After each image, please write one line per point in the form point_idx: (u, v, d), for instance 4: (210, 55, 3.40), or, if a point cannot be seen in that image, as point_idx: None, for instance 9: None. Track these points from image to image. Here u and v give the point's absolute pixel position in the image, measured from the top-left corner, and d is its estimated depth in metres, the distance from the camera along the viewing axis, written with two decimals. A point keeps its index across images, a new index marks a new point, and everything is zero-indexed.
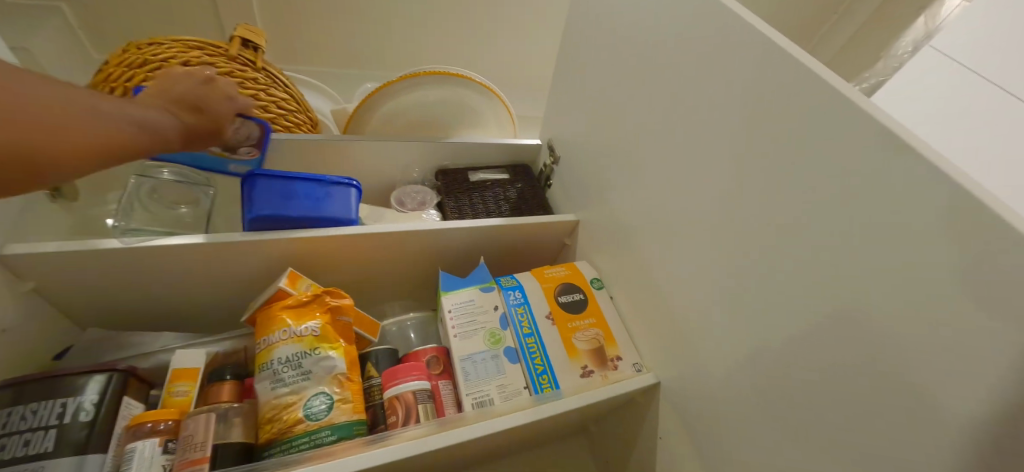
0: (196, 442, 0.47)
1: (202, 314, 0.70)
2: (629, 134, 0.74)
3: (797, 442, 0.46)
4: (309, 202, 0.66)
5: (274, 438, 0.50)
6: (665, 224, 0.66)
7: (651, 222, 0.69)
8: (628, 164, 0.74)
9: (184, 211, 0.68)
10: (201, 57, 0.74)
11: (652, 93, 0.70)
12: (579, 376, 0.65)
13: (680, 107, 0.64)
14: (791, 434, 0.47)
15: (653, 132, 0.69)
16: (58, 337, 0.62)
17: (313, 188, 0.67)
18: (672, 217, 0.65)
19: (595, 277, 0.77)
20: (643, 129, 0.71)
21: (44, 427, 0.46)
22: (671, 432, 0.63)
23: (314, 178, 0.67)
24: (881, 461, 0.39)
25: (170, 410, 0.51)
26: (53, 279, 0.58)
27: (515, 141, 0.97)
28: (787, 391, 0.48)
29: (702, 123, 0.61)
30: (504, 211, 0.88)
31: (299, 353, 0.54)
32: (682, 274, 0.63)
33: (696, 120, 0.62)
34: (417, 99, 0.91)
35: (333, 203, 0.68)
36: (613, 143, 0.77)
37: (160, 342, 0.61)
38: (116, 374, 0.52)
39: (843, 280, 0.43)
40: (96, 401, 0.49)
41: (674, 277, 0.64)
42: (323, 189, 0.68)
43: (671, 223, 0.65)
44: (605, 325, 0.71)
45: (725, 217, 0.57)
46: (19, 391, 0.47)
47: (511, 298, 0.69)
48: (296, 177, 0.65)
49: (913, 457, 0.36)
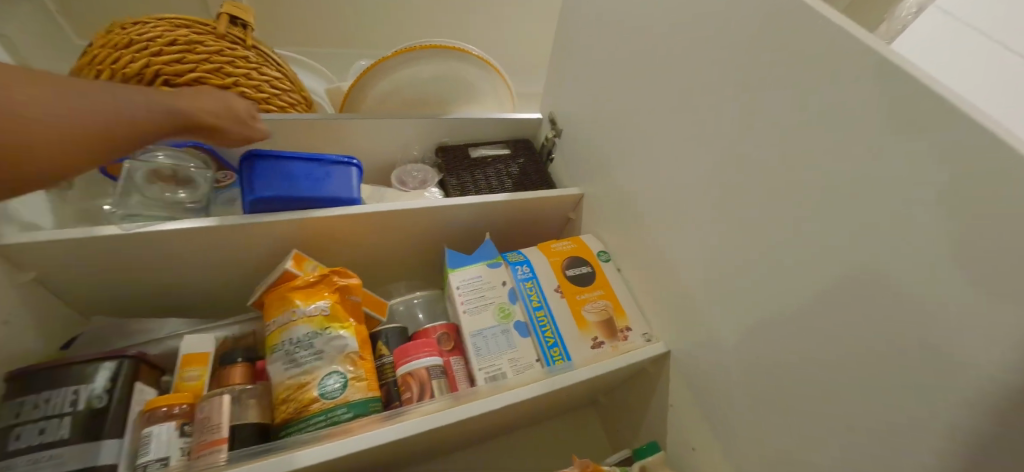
0: (213, 424, 0.48)
1: (208, 300, 0.70)
2: (632, 103, 0.72)
3: (809, 403, 0.47)
4: (313, 182, 0.65)
5: (290, 418, 0.50)
6: (672, 193, 0.65)
7: (657, 192, 0.68)
8: (631, 134, 0.73)
9: (184, 195, 0.66)
10: (188, 35, 0.71)
11: (654, 60, 0.67)
12: (590, 347, 0.65)
13: (683, 73, 0.62)
14: (802, 395, 0.47)
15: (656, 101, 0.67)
16: (64, 327, 0.61)
17: (312, 168, 0.65)
18: (678, 186, 0.64)
19: (602, 250, 0.77)
20: (645, 98, 0.69)
21: (59, 415, 0.45)
22: (682, 399, 0.64)
23: (313, 158, 0.65)
24: (895, 419, 0.39)
25: (184, 394, 0.51)
26: (54, 268, 0.57)
27: (515, 116, 0.95)
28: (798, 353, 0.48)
29: (707, 88, 0.59)
30: (506, 187, 0.87)
31: (310, 333, 0.54)
32: (688, 244, 0.62)
33: (703, 83, 0.60)
34: (413, 75, 0.88)
35: (333, 182, 0.67)
36: (617, 113, 0.76)
37: (168, 328, 0.61)
38: (126, 360, 0.51)
39: (856, 240, 0.42)
40: (108, 388, 0.49)
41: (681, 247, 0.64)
42: (324, 168, 0.67)
43: (676, 193, 0.64)
44: (614, 297, 0.71)
45: (733, 182, 0.56)
46: (30, 381, 0.47)
47: (519, 272, 0.69)
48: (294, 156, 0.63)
49: (929, 412, 0.36)
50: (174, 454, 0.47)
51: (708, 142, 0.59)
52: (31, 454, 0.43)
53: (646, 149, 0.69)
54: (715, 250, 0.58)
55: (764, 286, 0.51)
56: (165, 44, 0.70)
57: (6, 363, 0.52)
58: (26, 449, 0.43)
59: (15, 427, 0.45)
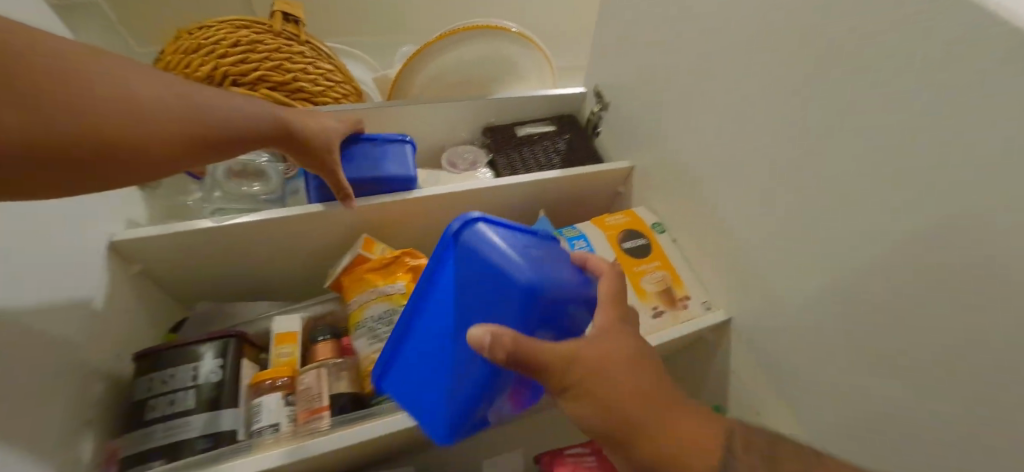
0: (314, 393, 0.53)
1: (288, 285, 0.75)
2: (681, 70, 0.70)
3: (879, 364, 0.46)
4: (372, 161, 0.67)
5: (379, 387, 0.55)
6: (726, 160, 0.64)
7: (711, 160, 0.67)
8: (680, 102, 0.72)
9: (260, 188, 0.71)
10: (249, 36, 0.75)
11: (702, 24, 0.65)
12: (651, 315, 0.66)
13: (726, 32, 0.60)
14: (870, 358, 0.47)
15: (702, 65, 0.65)
16: (170, 313, 0.68)
17: (369, 148, 0.68)
18: (733, 152, 0.63)
19: (656, 222, 0.77)
20: (695, 64, 0.68)
21: (183, 388, 0.51)
22: (745, 365, 0.65)
23: (369, 139, 0.68)
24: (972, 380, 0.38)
25: (284, 368, 0.57)
26: (157, 261, 0.63)
27: (559, 92, 0.94)
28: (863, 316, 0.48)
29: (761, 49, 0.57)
30: (555, 163, 0.88)
31: (389, 311, 0.58)
32: (747, 211, 0.62)
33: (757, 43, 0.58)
34: (457, 57, 0.89)
35: (390, 161, 0.68)
36: (664, 82, 0.74)
37: (258, 311, 0.67)
38: (231, 339, 0.57)
39: None
40: (220, 364, 0.54)
41: (739, 215, 0.63)
42: (380, 147, 0.69)
43: (732, 159, 0.63)
44: (671, 267, 0.72)
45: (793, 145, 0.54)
46: (156, 359, 0.53)
47: (576, 246, 0.71)
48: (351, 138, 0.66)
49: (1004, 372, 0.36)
50: (283, 421, 0.52)
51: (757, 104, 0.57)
52: (166, 422, 0.49)
53: (695, 116, 0.68)
54: (777, 216, 0.57)
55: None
56: (229, 46, 0.73)
57: (129, 346, 0.59)
58: (161, 417, 0.50)
59: (149, 399, 0.51)
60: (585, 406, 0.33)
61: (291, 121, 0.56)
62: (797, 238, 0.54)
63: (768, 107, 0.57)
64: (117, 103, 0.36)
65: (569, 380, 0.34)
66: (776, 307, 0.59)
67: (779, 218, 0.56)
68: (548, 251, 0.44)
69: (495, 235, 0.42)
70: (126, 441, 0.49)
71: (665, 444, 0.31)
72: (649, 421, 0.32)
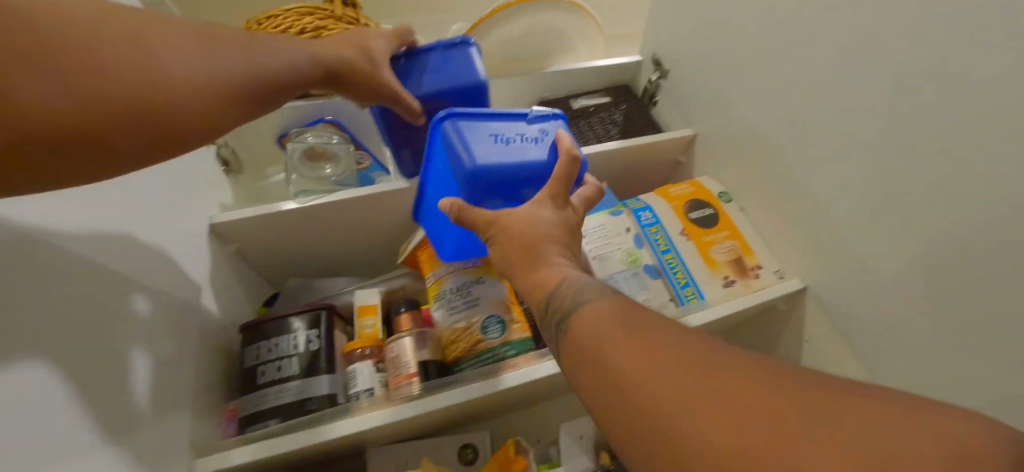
0: (404, 361, 0.57)
1: (362, 262, 0.80)
2: (753, 32, 0.67)
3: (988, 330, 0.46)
4: (434, 73, 0.58)
5: (462, 355, 0.58)
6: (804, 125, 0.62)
7: (786, 126, 0.65)
8: (750, 67, 0.69)
9: (331, 170, 0.74)
10: (313, 22, 0.77)
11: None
12: (721, 286, 0.66)
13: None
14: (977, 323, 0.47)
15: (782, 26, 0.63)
16: (261, 290, 0.74)
17: (429, 60, 0.59)
18: (813, 115, 0.60)
19: (722, 191, 0.76)
20: (768, 24, 0.65)
21: (287, 355, 0.56)
22: (823, 333, 0.65)
23: (426, 49, 0.59)
24: None
25: (371, 338, 0.60)
26: (250, 242, 0.68)
27: (614, 61, 0.92)
28: (968, 282, 0.47)
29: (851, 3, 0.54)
30: (613, 135, 0.87)
31: (466, 283, 0.60)
32: (828, 177, 0.60)
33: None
34: (510, 31, 0.89)
35: (454, 67, 0.58)
36: (733, 45, 0.71)
37: (338, 287, 0.71)
38: (324, 311, 0.61)
39: None
40: (316, 334, 0.58)
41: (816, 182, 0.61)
42: (441, 58, 0.59)
43: (812, 124, 0.61)
44: (741, 237, 0.71)
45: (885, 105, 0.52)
46: (261, 329, 0.58)
47: (642, 218, 0.71)
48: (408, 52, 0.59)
49: None
50: (377, 386, 0.57)
51: (848, 65, 0.55)
52: (276, 385, 0.54)
53: (770, 82, 0.66)
54: (861, 181, 0.56)
55: (926, 214, 0.49)
56: (296, 33, 0.76)
57: (233, 320, 0.64)
58: (272, 382, 0.54)
59: (259, 365, 0.56)
60: (496, 248, 0.42)
61: (326, 56, 0.47)
62: (890, 203, 0.52)
63: (856, 66, 0.54)
64: (123, 59, 0.30)
65: (489, 234, 0.43)
66: (862, 276, 0.58)
67: (869, 183, 0.54)
68: (529, 137, 0.50)
69: (472, 128, 0.49)
70: (242, 402, 0.55)
71: (543, 275, 0.39)
72: (533, 263, 0.40)
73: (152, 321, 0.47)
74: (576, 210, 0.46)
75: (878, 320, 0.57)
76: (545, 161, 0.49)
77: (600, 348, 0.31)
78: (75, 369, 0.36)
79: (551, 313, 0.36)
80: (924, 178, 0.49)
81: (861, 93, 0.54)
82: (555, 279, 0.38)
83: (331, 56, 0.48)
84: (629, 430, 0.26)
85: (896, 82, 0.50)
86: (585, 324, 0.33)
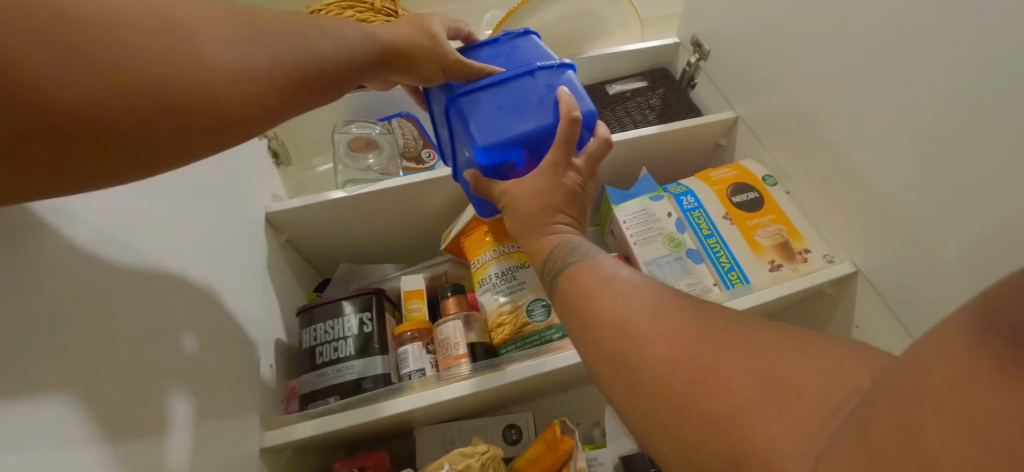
0: (452, 343, 0.58)
1: (405, 249, 0.82)
2: (800, 8, 0.65)
3: None
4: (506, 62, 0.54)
5: (509, 338, 0.59)
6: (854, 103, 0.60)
7: (835, 105, 0.62)
8: (795, 46, 0.67)
9: (374, 160, 0.76)
10: (354, 16, 0.79)
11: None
12: (768, 270, 0.65)
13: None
14: None
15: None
16: (312, 277, 0.77)
17: (495, 50, 0.55)
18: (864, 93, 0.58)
19: (767, 174, 0.74)
20: (814, 0, 0.63)
21: (343, 337, 0.59)
22: (875, 318, 0.63)
23: (490, 41, 0.56)
24: None
25: (420, 321, 0.63)
26: (301, 231, 0.71)
27: (651, 44, 0.91)
28: None
29: None
30: (651, 120, 0.86)
31: (511, 268, 0.62)
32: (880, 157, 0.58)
33: None
34: (545, 18, 0.88)
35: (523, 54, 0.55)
36: (778, 22, 0.69)
37: (384, 272, 0.74)
38: (374, 296, 0.63)
39: None
40: (369, 317, 0.61)
41: (865, 164, 0.60)
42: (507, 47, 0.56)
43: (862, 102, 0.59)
44: (786, 220, 0.69)
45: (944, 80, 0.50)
46: (317, 312, 0.61)
47: (684, 203, 0.70)
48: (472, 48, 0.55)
49: None
50: (428, 366, 0.59)
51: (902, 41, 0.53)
52: (333, 365, 0.57)
53: (816, 62, 0.64)
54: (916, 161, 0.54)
55: (988, 194, 0.47)
56: None
57: (290, 305, 0.68)
58: (329, 362, 0.57)
59: (317, 346, 0.59)
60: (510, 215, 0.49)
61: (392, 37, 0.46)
62: (948, 183, 0.50)
63: (913, 40, 0.52)
64: (156, 45, 0.27)
65: (503, 203, 0.49)
66: (916, 259, 0.56)
67: (924, 162, 0.52)
68: (536, 94, 0.49)
69: (474, 105, 0.48)
70: (302, 380, 0.58)
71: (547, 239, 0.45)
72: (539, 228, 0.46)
73: (219, 308, 0.51)
74: (578, 169, 0.48)
75: (934, 306, 0.55)
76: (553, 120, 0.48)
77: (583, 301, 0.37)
78: (149, 351, 0.39)
79: (550, 269, 0.43)
80: (985, 156, 0.47)
81: (917, 70, 0.52)
82: (555, 242, 0.44)
83: (396, 38, 0.47)
84: (614, 363, 0.31)
85: (954, 59, 0.48)
86: (574, 280, 0.39)
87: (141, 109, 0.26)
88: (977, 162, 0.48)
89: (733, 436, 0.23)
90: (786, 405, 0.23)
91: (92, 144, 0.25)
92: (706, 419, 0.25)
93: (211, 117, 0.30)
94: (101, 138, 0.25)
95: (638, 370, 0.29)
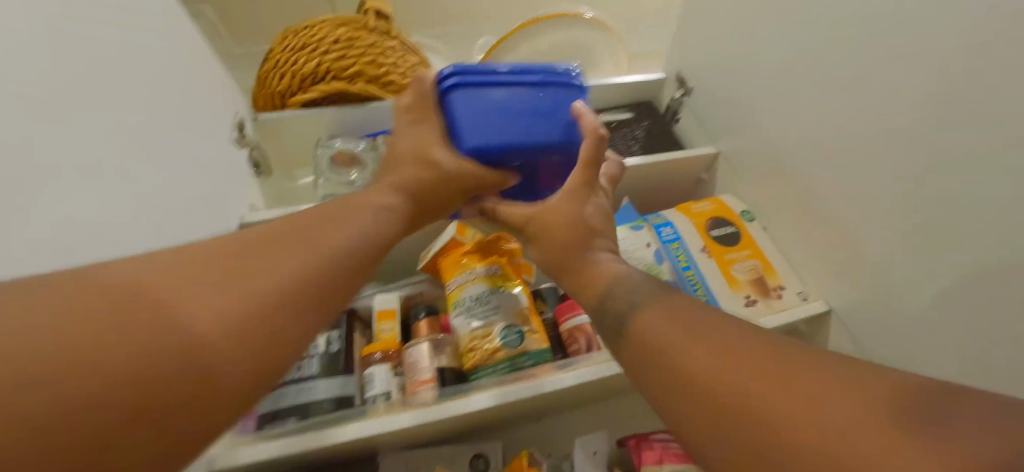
0: (421, 366, 0.57)
1: (383, 266, 0.81)
2: (782, 53, 0.67)
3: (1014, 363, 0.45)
4: (536, 108, 0.48)
5: (478, 364, 0.57)
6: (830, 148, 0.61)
7: (812, 148, 0.64)
8: (777, 88, 0.69)
9: (357, 176, 0.75)
10: (347, 33, 0.80)
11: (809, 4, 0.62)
12: (743, 305, 0.65)
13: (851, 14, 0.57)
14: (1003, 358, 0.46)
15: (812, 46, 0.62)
16: None
17: (525, 85, 0.49)
18: (839, 139, 0.60)
19: (745, 210, 0.75)
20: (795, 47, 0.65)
21: (308, 355, 0.57)
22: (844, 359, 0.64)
23: (524, 70, 0.49)
24: None
25: (390, 342, 0.61)
26: None
27: (638, 78, 0.93)
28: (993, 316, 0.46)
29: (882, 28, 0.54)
30: (635, 151, 0.87)
31: (486, 291, 0.61)
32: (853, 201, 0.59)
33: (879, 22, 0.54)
34: (536, 47, 0.90)
35: (553, 103, 0.49)
36: (761, 66, 0.71)
37: (358, 290, 0.72)
38: (346, 313, 0.62)
39: None
40: (337, 335, 0.59)
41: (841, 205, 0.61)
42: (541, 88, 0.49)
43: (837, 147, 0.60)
44: (762, 256, 0.70)
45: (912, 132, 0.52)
46: None
47: (663, 234, 0.71)
48: (503, 71, 0.48)
49: None
50: (394, 390, 0.57)
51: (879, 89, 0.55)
52: (294, 384, 0.55)
53: (797, 104, 0.66)
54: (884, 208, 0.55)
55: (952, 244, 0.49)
56: (331, 43, 0.79)
57: None
58: (290, 381, 0.55)
59: None
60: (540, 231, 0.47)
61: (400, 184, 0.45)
62: (916, 229, 0.52)
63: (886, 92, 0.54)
64: (127, 325, 0.21)
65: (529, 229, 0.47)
66: (887, 300, 0.57)
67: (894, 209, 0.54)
68: (534, 114, 0.48)
69: (483, 92, 0.47)
70: (261, 400, 0.55)
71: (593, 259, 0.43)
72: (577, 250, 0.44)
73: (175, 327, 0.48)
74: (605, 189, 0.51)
75: (905, 349, 0.56)
76: (546, 142, 0.48)
77: (657, 350, 0.32)
78: None
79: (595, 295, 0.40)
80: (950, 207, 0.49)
81: (892, 117, 0.53)
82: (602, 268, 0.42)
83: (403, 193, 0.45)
84: (670, 383, 0.30)
85: (926, 109, 0.50)
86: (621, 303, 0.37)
87: (169, 399, 0.21)
88: (948, 209, 0.49)
89: (795, 456, 0.22)
90: (902, 443, 0.20)
91: (145, 420, 0.20)
92: (811, 458, 0.22)
93: (242, 393, 0.25)
94: (140, 389, 0.20)
95: (738, 417, 0.25)
